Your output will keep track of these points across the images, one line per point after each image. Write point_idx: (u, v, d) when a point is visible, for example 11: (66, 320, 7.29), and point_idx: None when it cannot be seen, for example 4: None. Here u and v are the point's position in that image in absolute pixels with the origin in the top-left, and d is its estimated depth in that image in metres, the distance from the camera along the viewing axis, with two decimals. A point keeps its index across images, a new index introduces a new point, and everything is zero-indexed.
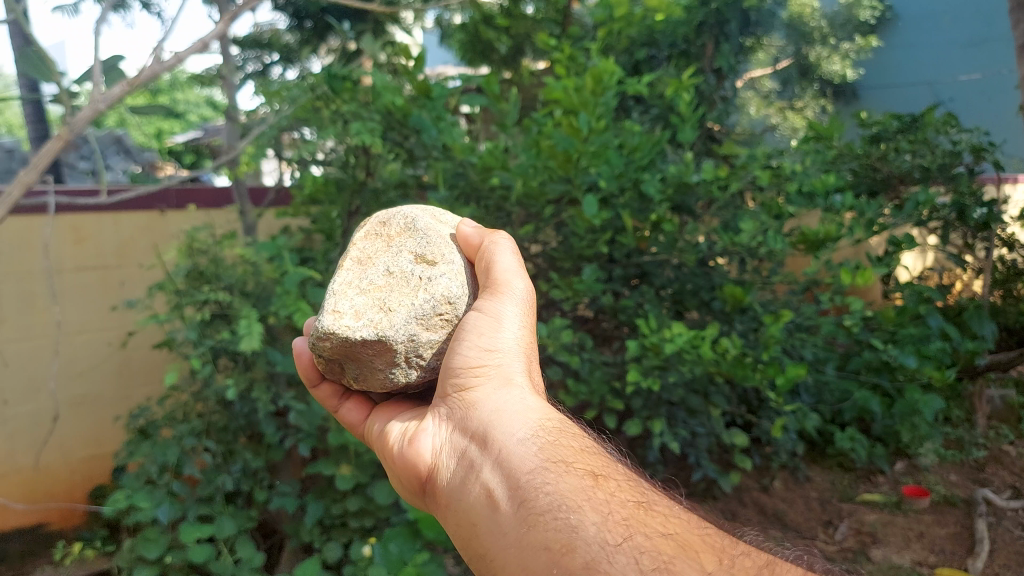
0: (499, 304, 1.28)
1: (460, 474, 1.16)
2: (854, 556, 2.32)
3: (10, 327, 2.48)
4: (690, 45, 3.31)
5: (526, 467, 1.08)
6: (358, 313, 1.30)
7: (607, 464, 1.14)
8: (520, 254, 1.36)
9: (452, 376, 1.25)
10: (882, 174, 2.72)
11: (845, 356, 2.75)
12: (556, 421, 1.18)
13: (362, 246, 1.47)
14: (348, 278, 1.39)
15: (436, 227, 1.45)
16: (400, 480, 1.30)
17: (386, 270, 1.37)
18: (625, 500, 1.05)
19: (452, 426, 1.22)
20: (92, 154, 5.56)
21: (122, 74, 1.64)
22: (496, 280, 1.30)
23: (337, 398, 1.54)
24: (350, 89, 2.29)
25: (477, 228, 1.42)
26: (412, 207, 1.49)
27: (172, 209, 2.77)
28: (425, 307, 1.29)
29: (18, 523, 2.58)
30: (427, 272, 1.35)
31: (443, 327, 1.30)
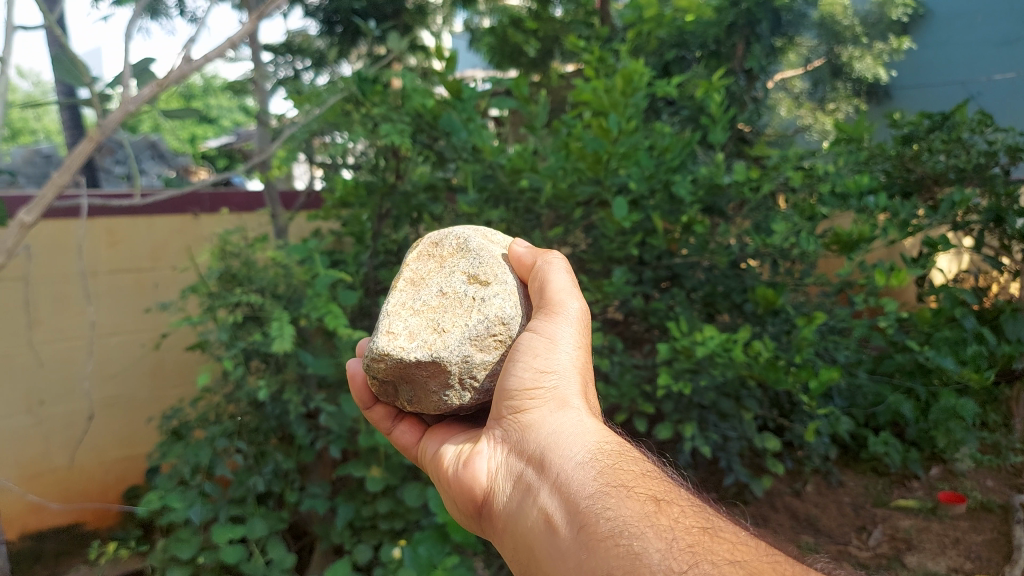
0: (555, 325, 1.28)
1: (519, 499, 1.16)
2: (889, 562, 2.28)
3: (46, 328, 2.51)
4: (721, 46, 3.28)
5: (586, 492, 1.07)
6: (412, 334, 1.31)
7: (670, 489, 1.11)
8: (574, 274, 1.37)
9: (508, 398, 1.25)
10: (916, 175, 2.69)
11: (879, 359, 2.67)
12: (615, 444, 1.17)
13: (415, 267, 1.49)
14: (401, 298, 1.41)
15: (489, 247, 1.47)
16: (456, 503, 1.31)
17: (440, 291, 1.39)
18: (690, 526, 1.01)
19: (510, 449, 1.23)
20: (127, 159, 5.66)
21: (153, 77, 1.73)
22: (552, 301, 1.30)
23: (390, 420, 1.55)
24: (380, 92, 2.26)
25: (530, 247, 1.44)
26: (464, 228, 1.52)
27: (205, 213, 2.79)
28: (479, 327, 1.30)
29: (55, 522, 2.64)
30: (481, 293, 1.36)
31: (497, 348, 1.31)
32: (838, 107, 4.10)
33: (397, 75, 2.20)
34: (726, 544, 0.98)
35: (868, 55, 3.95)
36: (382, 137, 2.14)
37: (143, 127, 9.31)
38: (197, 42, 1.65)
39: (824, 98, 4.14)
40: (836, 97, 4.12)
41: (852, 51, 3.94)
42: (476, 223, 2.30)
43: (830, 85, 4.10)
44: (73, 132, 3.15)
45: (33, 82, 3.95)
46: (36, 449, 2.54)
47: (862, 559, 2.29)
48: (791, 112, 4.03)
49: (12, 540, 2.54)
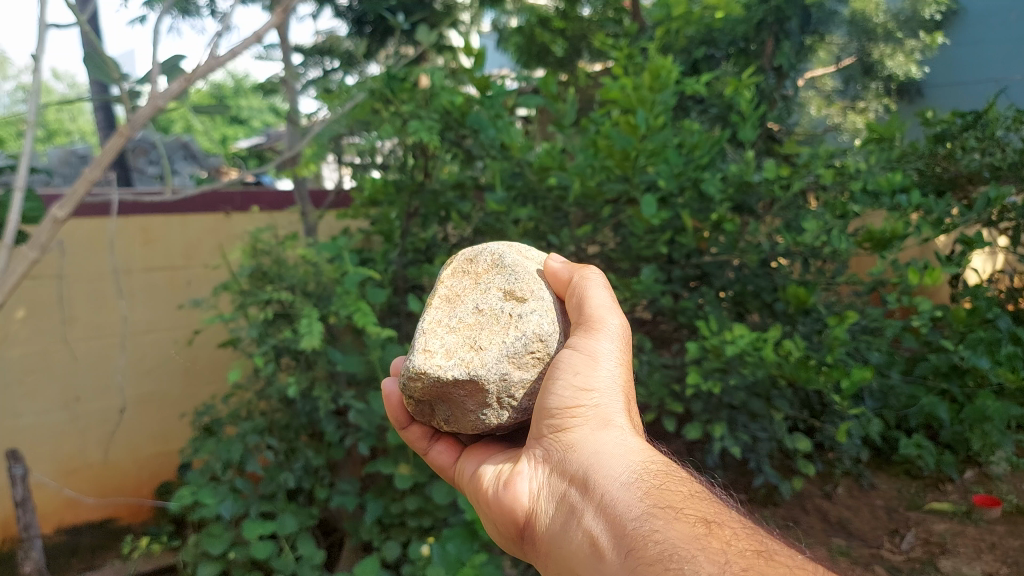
0: (595, 342, 1.26)
1: (563, 521, 1.16)
2: (922, 566, 2.27)
3: (82, 325, 2.55)
4: (749, 43, 3.28)
5: (633, 516, 1.07)
6: (449, 352, 1.29)
7: (720, 511, 1.12)
8: (611, 289, 1.35)
9: (548, 417, 1.24)
10: (949, 174, 2.62)
11: (913, 360, 2.63)
12: (660, 464, 1.16)
13: (450, 284, 1.48)
14: (437, 316, 1.39)
15: (524, 263, 1.45)
16: (497, 525, 1.30)
17: (476, 308, 1.38)
18: (743, 548, 1.01)
19: (551, 469, 1.22)
20: (161, 159, 5.75)
21: (183, 73, 1.77)
22: (591, 317, 1.29)
23: (427, 440, 1.54)
24: (409, 90, 2.26)
25: (566, 263, 1.43)
26: (498, 244, 1.50)
27: (237, 211, 2.82)
28: (517, 345, 1.28)
29: (90, 517, 2.67)
30: (518, 310, 1.34)
31: (535, 365, 1.30)
32: (869, 105, 3.94)
33: (426, 72, 2.21)
34: (780, 565, 0.98)
35: (900, 52, 3.83)
36: (411, 135, 2.15)
37: (176, 129, 9.46)
38: (223, 39, 1.69)
39: (856, 97, 3.96)
40: (867, 95, 3.95)
41: (883, 48, 3.84)
42: (504, 221, 2.30)
43: (862, 83, 3.93)
44: (107, 133, 3.19)
45: (68, 84, 4.02)
46: (72, 445, 2.58)
47: (896, 563, 2.28)
48: (821, 111, 3.84)
49: (49, 534, 2.58)
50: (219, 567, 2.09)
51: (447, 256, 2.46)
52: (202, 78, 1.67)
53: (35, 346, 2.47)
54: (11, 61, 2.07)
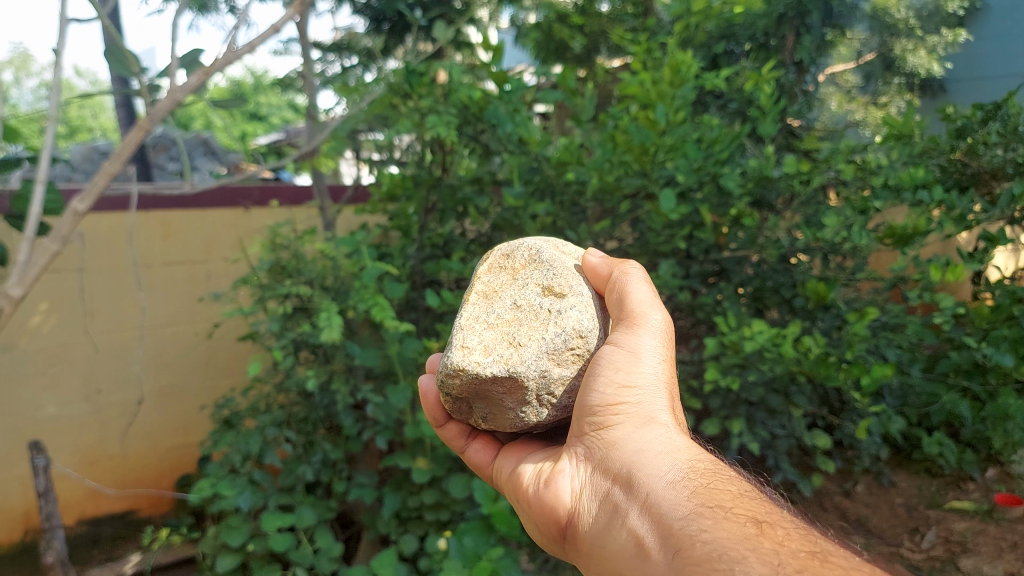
0: (637, 338, 1.26)
1: (607, 520, 1.14)
2: (943, 565, 2.28)
3: (102, 318, 2.58)
4: (770, 37, 3.26)
5: (680, 515, 1.03)
6: (487, 348, 1.28)
7: (771, 512, 1.06)
8: (652, 285, 1.35)
9: (591, 414, 1.23)
10: (971, 169, 2.59)
11: (934, 356, 2.61)
12: (707, 463, 1.13)
13: (486, 280, 1.47)
14: (474, 312, 1.38)
15: (562, 258, 1.46)
16: (536, 523, 1.30)
17: (514, 304, 1.37)
18: (796, 550, 0.95)
19: (594, 467, 1.21)
20: (181, 155, 5.79)
21: (201, 68, 1.78)
22: (633, 313, 1.29)
23: (463, 438, 1.54)
24: (427, 84, 2.25)
25: (604, 258, 1.43)
26: (535, 240, 1.50)
27: (256, 206, 2.83)
28: (557, 341, 1.28)
29: (111, 508, 2.70)
30: (558, 305, 1.34)
31: (575, 361, 1.29)
32: (891, 101, 3.85)
33: (444, 67, 2.20)
34: (837, 568, 0.91)
35: (921, 48, 3.72)
36: (428, 131, 2.15)
37: (195, 125, 9.53)
38: (241, 33, 1.70)
39: (877, 93, 3.88)
40: (888, 91, 3.86)
41: (905, 43, 3.70)
42: (521, 216, 2.30)
43: (882, 79, 3.84)
44: (127, 128, 3.22)
45: (89, 80, 4.06)
46: (93, 437, 2.62)
47: (916, 562, 2.29)
48: (842, 107, 3.82)
49: (70, 525, 2.61)
50: (238, 559, 2.11)
51: (465, 251, 2.46)
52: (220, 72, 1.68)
53: (55, 340, 2.50)
54: (33, 57, 2.10)
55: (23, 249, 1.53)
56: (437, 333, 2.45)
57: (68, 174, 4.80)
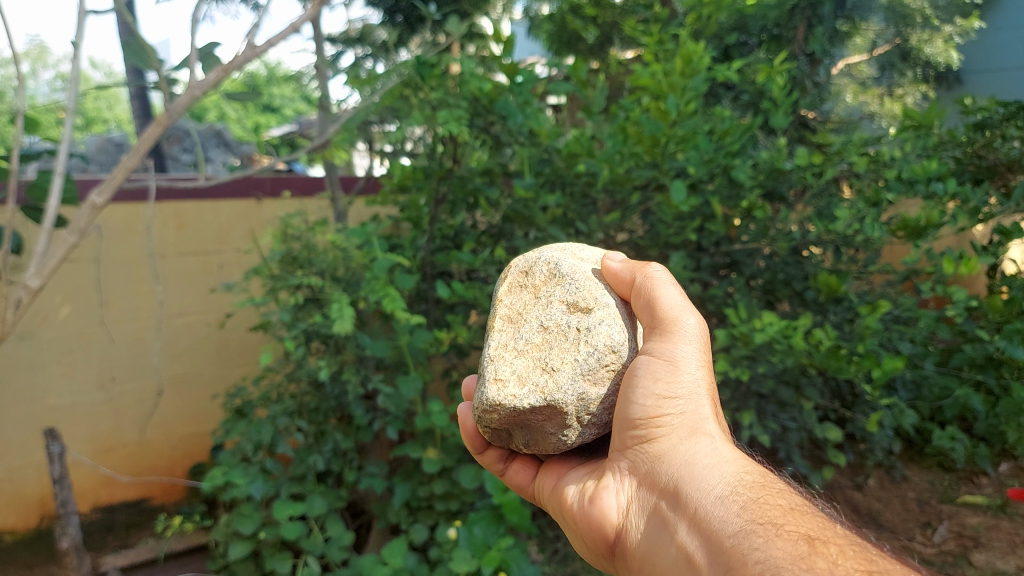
0: (674, 346, 1.23)
1: (656, 534, 1.13)
2: (954, 560, 2.26)
3: (118, 308, 2.60)
4: (782, 29, 3.27)
5: (731, 530, 1.02)
6: (522, 378, 1.26)
7: (823, 524, 1.04)
8: (680, 285, 1.32)
9: (633, 427, 1.21)
10: (988, 161, 2.57)
11: (947, 351, 2.63)
12: (755, 474, 1.12)
13: (509, 301, 1.41)
14: (501, 339, 1.34)
15: (582, 267, 1.39)
16: (584, 538, 1.29)
17: (541, 326, 1.33)
18: (851, 568, 0.93)
19: (640, 482, 1.20)
20: (194, 147, 5.82)
21: (217, 62, 1.80)
22: (667, 320, 1.26)
23: (502, 462, 1.54)
24: (438, 76, 2.21)
25: (625, 261, 1.37)
26: (552, 252, 1.44)
27: (268, 197, 2.85)
28: (591, 361, 1.26)
29: (125, 496, 2.73)
30: (587, 322, 1.30)
31: (611, 378, 1.27)
32: (907, 93, 3.87)
33: (456, 58, 2.19)
34: None
35: (938, 37, 3.66)
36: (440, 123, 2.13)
37: (209, 117, 9.62)
38: (259, 29, 1.71)
39: (892, 84, 3.86)
40: (903, 83, 3.85)
41: (921, 35, 3.63)
42: (532, 208, 2.28)
43: (899, 71, 3.80)
44: (142, 121, 3.25)
45: (104, 72, 4.10)
46: (108, 425, 2.65)
47: (927, 556, 2.28)
48: (857, 99, 3.75)
49: (85, 512, 2.65)
50: (249, 547, 2.13)
51: (475, 243, 2.47)
52: (240, 68, 1.69)
53: (72, 329, 2.53)
54: (51, 50, 2.11)
55: (42, 241, 1.54)
56: (447, 323, 2.46)
57: (82, 167, 4.84)
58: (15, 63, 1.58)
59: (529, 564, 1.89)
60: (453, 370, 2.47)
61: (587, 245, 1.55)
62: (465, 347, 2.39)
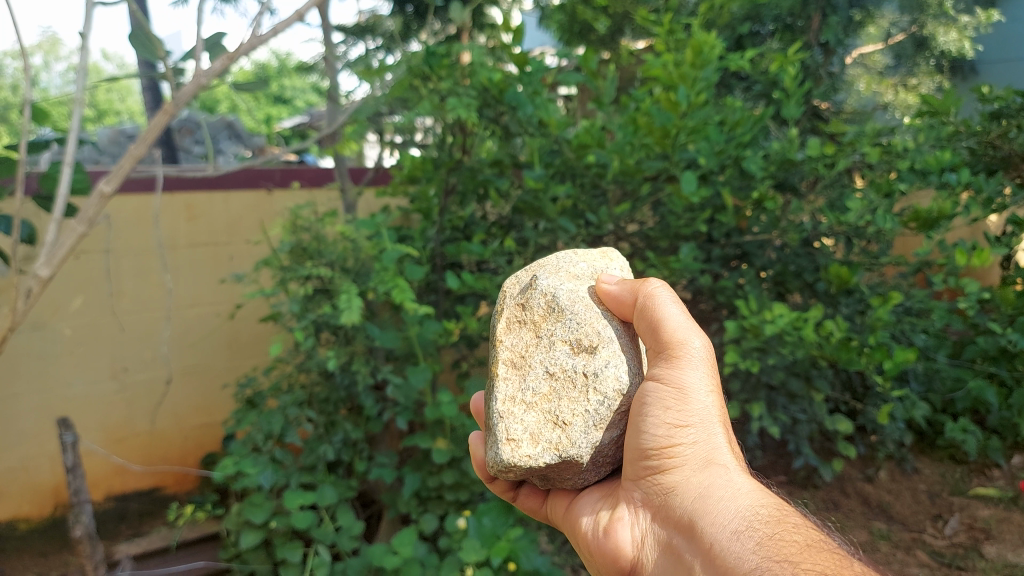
0: (681, 372, 1.20)
1: (674, 568, 1.12)
2: (965, 552, 2.25)
3: (129, 298, 2.62)
4: (796, 18, 3.25)
5: (749, 569, 1.00)
6: (535, 437, 1.21)
7: (840, 562, 1.02)
8: (682, 303, 1.29)
9: (645, 457, 1.19)
10: (1003, 152, 2.52)
11: (959, 343, 2.62)
12: (771, 509, 1.10)
13: (510, 341, 1.35)
14: (508, 390, 1.29)
15: (580, 294, 1.35)
16: (600, 567, 1.29)
17: (547, 372, 1.28)
18: None
19: (655, 513, 1.19)
20: (205, 138, 5.83)
21: (224, 51, 1.80)
22: (672, 344, 1.23)
23: (512, 489, 1.55)
24: (447, 66, 2.20)
25: (622, 283, 1.33)
26: (547, 277, 1.38)
27: (278, 188, 2.85)
28: (603, 411, 1.22)
29: (138, 485, 2.75)
30: (594, 365, 1.26)
31: (620, 421, 1.24)
32: (921, 83, 3.78)
33: (465, 48, 2.18)
34: None
35: (953, 28, 3.58)
36: (449, 112, 2.12)
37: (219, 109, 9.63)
38: (265, 19, 1.71)
39: (906, 75, 3.80)
40: (918, 73, 3.79)
41: (937, 24, 3.56)
42: (542, 199, 2.27)
43: (913, 61, 3.74)
44: (153, 112, 3.26)
45: (116, 64, 4.12)
46: (120, 415, 2.67)
47: (937, 548, 2.27)
48: (869, 89, 3.70)
49: (99, 500, 2.68)
50: (261, 535, 2.15)
51: (485, 234, 2.47)
52: (246, 56, 1.68)
53: (85, 319, 2.55)
54: (61, 42, 2.11)
55: (51, 229, 1.55)
56: (457, 315, 2.46)
57: (96, 158, 4.87)
58: (24, 55, 1.59)
59: (538, 555, 1.89)
60: (464, 362, 2.48)
61: (577, 251, 1.49)
62: (475, 337, 2.40)
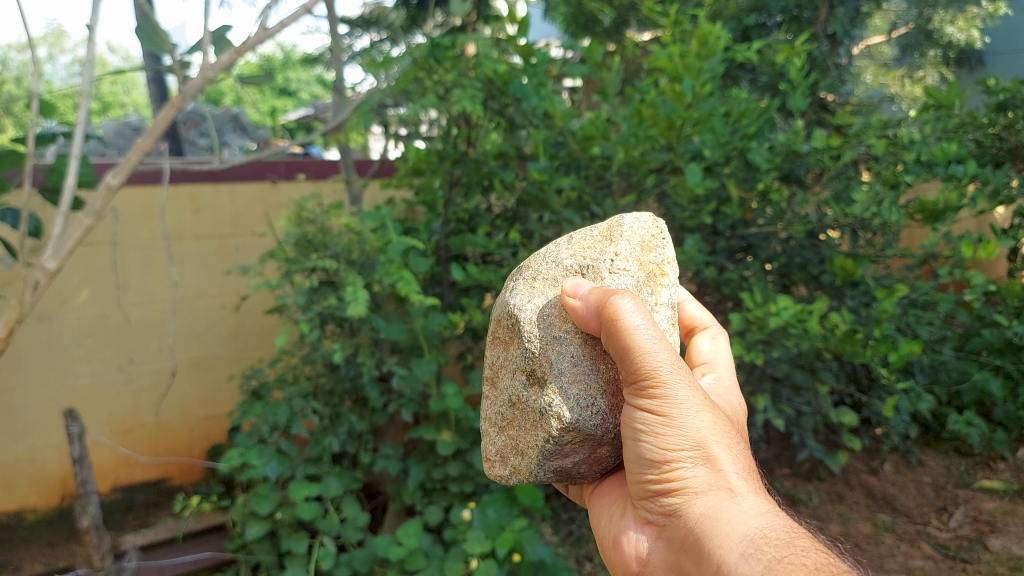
0: (665, 396, 1.11)
1: None
2: (970, 544, 2.23)
3: (135, 290, 2.63)
4: (803, 9, 3.19)
5: None
6: (502, 461, 1.31)
7: None
8: (651, 316, 1.16)
9: (646, 479, 1.14)
10: (1009, 144, 2.52)
11: (965, 335, 2.61)
12: (779, 529, 1.02)
13: (494, 354, 1.39)
14: (489, 407, 1.37)
15: (540, 314, 1.27)
16: None
17: (511, 399, 1.29)
18: None
19: (666, 536, 1.14)
20: (210, 131, 5.87)
21: (230, 44, 1.80)
22: (645, 372, 1.12)
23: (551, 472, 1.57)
24: (452, 58, 2.18)
25: (581, 301, 1.21)
26: (519, 293, 1.32)
27: (283, 180, 2.85)
28: (551, 446, 1.21)
29: (145, 475, 2.77)
30: (540, 400, 1.22)
31: (577, 445, 1.23)
32: (927, 75, 3.80)
33: (471, 40, 2.16)
34: None
35: (960, 18, 3.57)
36: (453, 104, 2.12)
37: (223, 102, 9.60)
38: (271, 11, 1.70)
39: (913, 66, 3.80)
40: (924, 65, 3.77)
41: (944, 15, 3.58)
42: (546, 190, 2.27)
43: (920, 51, 3.72)
44: (159, 105, 3.27)
45: (121, 56, 4.12)
46: (126, 406, 2.68)
47: (942, 541, 2.26)
48: (877, 80, 3.80)
49: (105, 491, 2.69)
50: (266, 526, 2.16)
51: (490, 226, 2.47)
52: (252, 50, 1.68)
53: (91, 311, 2.56)
54: (67, 34, 2.11)
55: (58, 222, 1.54)
56: (462, 307, 2.45)
57: (102, 150, 4.90)
58: (32, 48, 1.58)
59: (543, 546, 1.90)
60: (468, 354, 2.48)
61: (575, 237, 1.40)
62: (480, 329, 2.40)
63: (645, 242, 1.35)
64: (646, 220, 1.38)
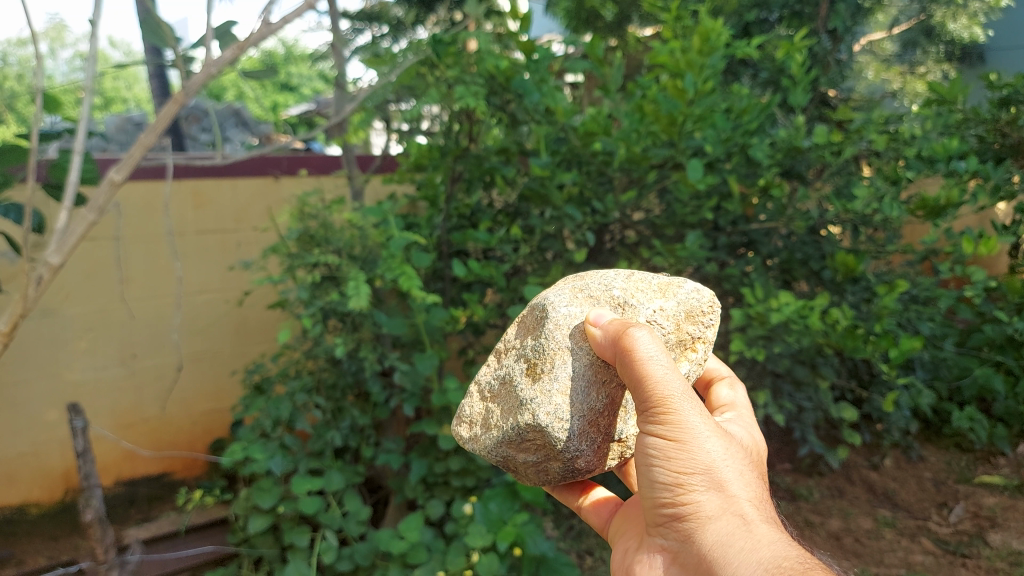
0: (676, 425, 1.11)
1: None
2: (971, 540, 2.24)
3: (139, 284, 2.63)
4: (803, 5, 3.17)
5: None
6: (471, 424, 1.36)
7: None
8: (664, 344, 1.16)
9: (660, 505, 1.15)
10: (1011, 139, 2.52)
11: (965, 331, 2.63)
12: (793, 560, 1.01)
13: (510, 333, 1.43)
14: (484, 375, 1.42)
15: (570, 322, 1.29)
16: None
17: (505, 377, 1.33)
18: None
19: (679, 562, 1.14)
20: (211, 126, 5.86)
21: (235, 39, 1.81)
22: (656, 400, 1.11)
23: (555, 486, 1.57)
24: (454, 54, 2.18)
25: (602, 327, 1.21)
26: (556, 295, 1.35)
27: (285, 175, 2.85)
28: (513, 433, 1.24)
29: (147, 470, 2.77)
30: (528, 392, 1.24)
31: (538, 447, 1.24)
32: (929, 71, 3.80)
33: (471, 36, 2.16)
34: None
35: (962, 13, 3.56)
36: (455, 100, 2.12)
37: (224, 98, 9.56)
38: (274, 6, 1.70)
39: (914, 62, 3.81)
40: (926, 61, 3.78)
41: (946, 11, 3.55)
42: (548, 186, 2.27)
43: (921, 48, 3.73)
44: (162, 100, 3.26)
45: (120, 50, 4.10)
46: (129, 400, 2.69)
47: (942, 536, 2.27)
48: (878, 76, 3.81)
49: (108, 486, 2.69)
50: (269, 520, 2.17)
51: (492, 222, 2.47)
52: (256, 46, 1.68)
53: (94, 305, 2.56)
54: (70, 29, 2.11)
55: (61, 217, 1.54)
56: (464, 302, 2.46)
57: (104, 146, 4.90)
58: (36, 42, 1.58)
59: (544, 540, 1.91)
60: (470, 349, 2.49)
61: (621, 273, 1.41)
62: (482, 325, 2.41)
63: (692, 311, 1.33)
64: (705, 293, 1.37)
